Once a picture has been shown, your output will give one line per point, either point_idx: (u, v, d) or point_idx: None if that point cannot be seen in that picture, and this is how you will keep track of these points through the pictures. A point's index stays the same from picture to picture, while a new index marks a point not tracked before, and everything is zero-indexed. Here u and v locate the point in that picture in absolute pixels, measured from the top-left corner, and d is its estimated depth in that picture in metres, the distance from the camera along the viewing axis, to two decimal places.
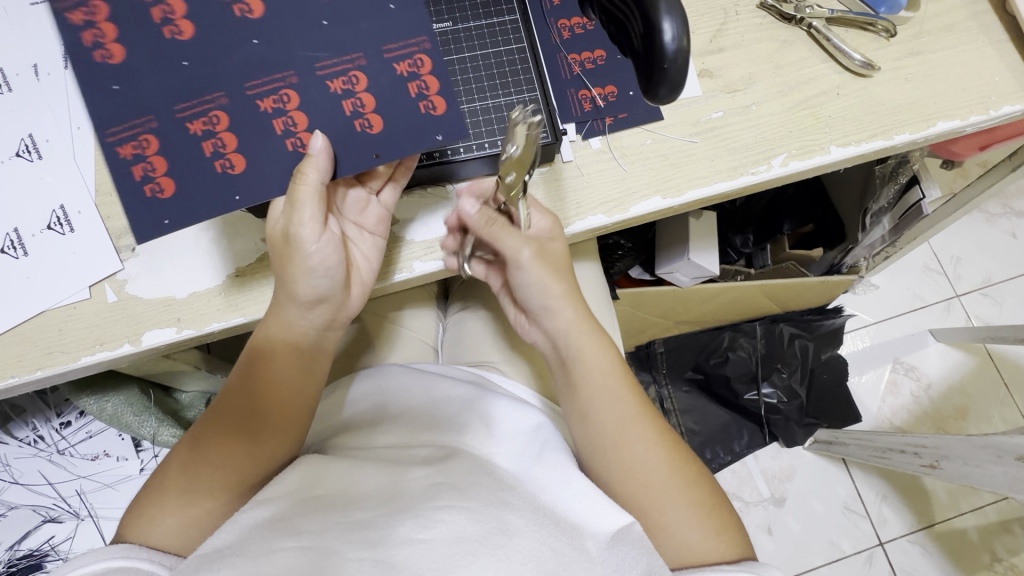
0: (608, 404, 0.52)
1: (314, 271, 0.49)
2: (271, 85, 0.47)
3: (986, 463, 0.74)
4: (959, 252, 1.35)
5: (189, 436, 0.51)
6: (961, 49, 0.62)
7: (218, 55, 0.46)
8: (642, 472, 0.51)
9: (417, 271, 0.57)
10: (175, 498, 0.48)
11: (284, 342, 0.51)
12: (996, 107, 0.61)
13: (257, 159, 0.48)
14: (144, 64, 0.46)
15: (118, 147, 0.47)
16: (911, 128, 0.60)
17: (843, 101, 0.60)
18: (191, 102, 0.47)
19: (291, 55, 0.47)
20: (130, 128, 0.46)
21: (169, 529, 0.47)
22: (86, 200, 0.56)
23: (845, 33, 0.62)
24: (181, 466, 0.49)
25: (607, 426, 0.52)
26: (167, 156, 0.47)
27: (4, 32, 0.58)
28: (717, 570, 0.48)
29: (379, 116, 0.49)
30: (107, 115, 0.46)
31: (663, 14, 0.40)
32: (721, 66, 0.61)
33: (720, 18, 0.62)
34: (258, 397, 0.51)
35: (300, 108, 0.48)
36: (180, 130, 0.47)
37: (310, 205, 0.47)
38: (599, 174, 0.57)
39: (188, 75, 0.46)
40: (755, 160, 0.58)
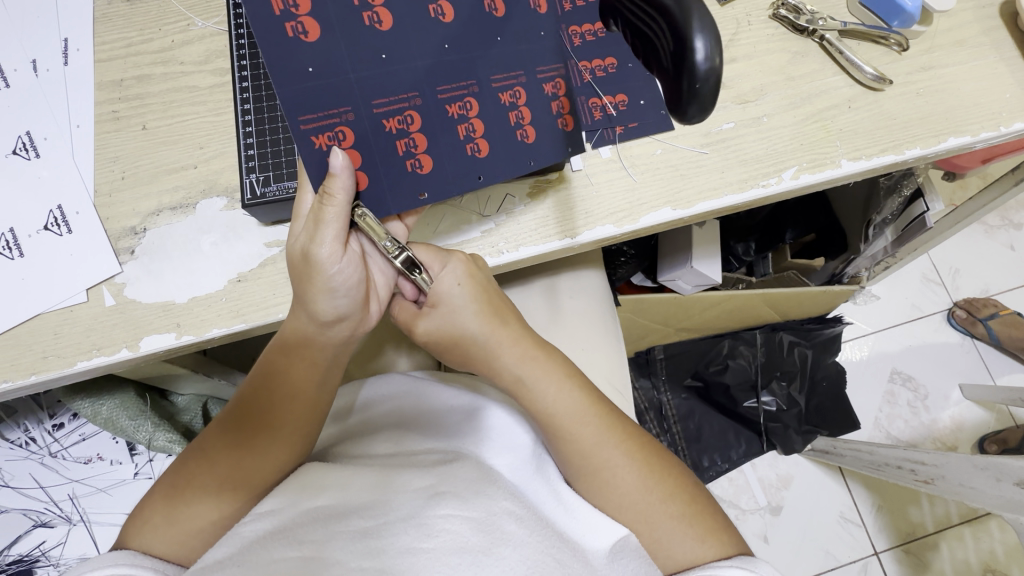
0: (566, 429, 0.51)
1: (336, 291, 0.47)
2: (456, 92, 0.48)
3: (980, 482, 0.74)
4: (957, 264, 1.37)
5: (205, 452, 0.49)
6: (973, 64, 0.62)
7: (415, 54, 0.47)
8: (629, 483, 0.51)
9: None
10: (175, 504, 0.47)
11: (307, 359, 0.50)
12: (1006, 124, 0.60)
13: (443, 163, 0.49)
14: (345, 50, 0.45)
15: (313, 136, 0.45)
16: (922, 143, 0.59)
17: (854, 115, 0.60)
18: (389, 99, 0.47)
19: (474, 63, 0.48)
20: (327, 116, 0.46)
21: (165, 536, 0.46)
22: (85, 200, 0.55)
23: (857, 45, 0.62)
24: (195, 474, 0.48)
25: (590, 435, 0.51)
26: (362, 150, 0.47)
27: (10, 34, 0.59)
28: (710, 569, 0.46)
29: (535, 129, 0.51)
30: (305, 102, 0.45)
31: (695, 31, 0.39)
32: (733, 77, 0.60)
33: (732, 28, 0.62)
34: (277, 412, 0.50)
35: (479, 116, 0.49)
36: (376, 126, 0.47)
37: (334, 226, 0.45)
38: (609, 183, 0.57)
39: (386, 72, 0.46)
40: (765, 172, 0.58)
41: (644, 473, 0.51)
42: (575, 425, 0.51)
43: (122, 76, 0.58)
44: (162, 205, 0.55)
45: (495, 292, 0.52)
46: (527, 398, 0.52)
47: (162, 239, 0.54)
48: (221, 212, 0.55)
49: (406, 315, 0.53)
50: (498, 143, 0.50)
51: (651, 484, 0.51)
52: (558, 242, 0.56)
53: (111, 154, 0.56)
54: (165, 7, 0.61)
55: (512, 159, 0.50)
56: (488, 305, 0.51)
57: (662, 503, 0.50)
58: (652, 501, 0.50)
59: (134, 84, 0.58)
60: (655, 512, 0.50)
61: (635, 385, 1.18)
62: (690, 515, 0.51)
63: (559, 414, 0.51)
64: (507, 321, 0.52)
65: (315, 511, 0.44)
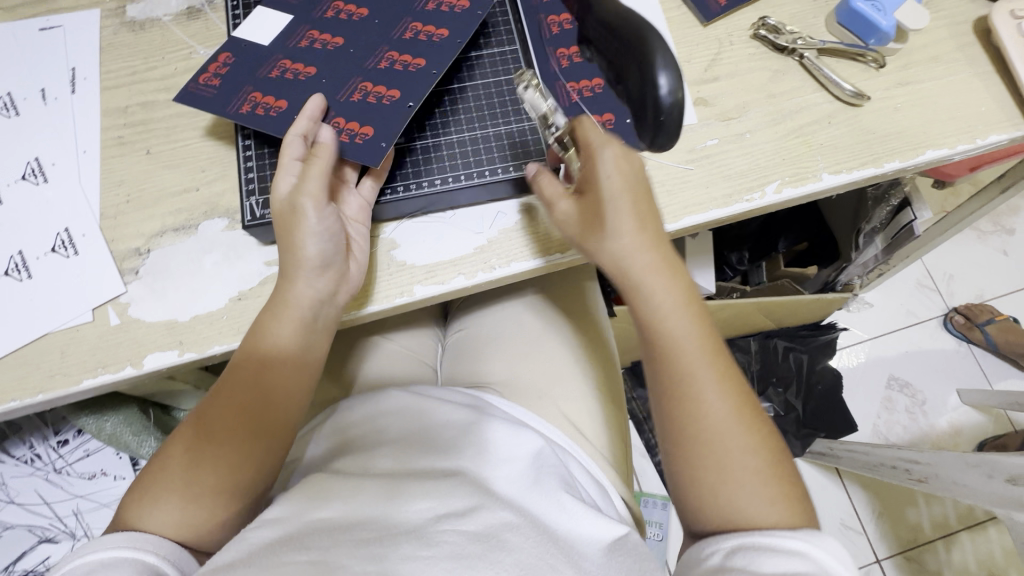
0: (683, 365, 0.47)
1: (316, 238, 0.50)
2: (334, 93, 0.56)
3: (973, 480, 0.75)
4: (950, 270, 1.38)
5: (200, 416, 0.49)
6: (948, 80, 0.64)
7: (283, 73, 0.56)
8: (718, 420, 0.45)
9: (417, 295, 0.56)
10: (175, 478, 0.46)
11: (302, 322, 0.51)
12: (983, 136, 0.62)
13: (367, 121, 0.55)
14: (241, 66, 0.57)
15: (239, 109, 0.55)
16: (901, 156, 0.61)
17: (834, 130, 0.62)
18: (300, 84, 0.56)
19: (376, 36, 0.58)
20: (246, 99, 0.56)
21: (168, 512, 0.45)
22: (91, 223, 0.57)
23: (836, 63, 0.64)
24: (189, 441, 0.48)
25: (701, 372, 0.47)
26: (285, 104, 0.55)
27: (21, 64, 0.62)
28: (771, 535, 0.42)
29: (444, 28, 0.58)
30: (235, 95, 0.56)
31: (659, 69, 0.43)
32: (716, 95, 0.63)
33: (715, 48, 0.64)
34: (270, 378, 0.50)
35: (380, 84, 0.56)
36: (296, 97, 0.56)
37: (318, 178, 0.51)
38: None
39: (293, 83, 0.56)
40: (749, 187, 0.59)
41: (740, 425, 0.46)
42: (679, 336, 0.47)
43: (128, 103, 0.61)
44: (166, 227, 0.57)
45: (642, 197, 0.49)
46: (638, 302, 0.49)
47: (166, 260, 0.56)
48: (222, 232, 0.57)
49: (552, 190, 0.52)
50: (403, 98, 0.55)
51: (739, 433, 0.45)
52: (548, 258, 0.57)
53: (117, 178, 0.58)
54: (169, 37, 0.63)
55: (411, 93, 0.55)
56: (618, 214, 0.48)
57: (747, 450, 0.45)
58: (738, 448, 0.45)
59: (139, 111, 0.60)
60: (736, 459, 0.45)
61: (632, 395, 1.19)
62: (765, 473, 0.45)
63: (676, 340, 0.47)
64: (643, 229, 0.49)
65: (319, 522, 0.45)
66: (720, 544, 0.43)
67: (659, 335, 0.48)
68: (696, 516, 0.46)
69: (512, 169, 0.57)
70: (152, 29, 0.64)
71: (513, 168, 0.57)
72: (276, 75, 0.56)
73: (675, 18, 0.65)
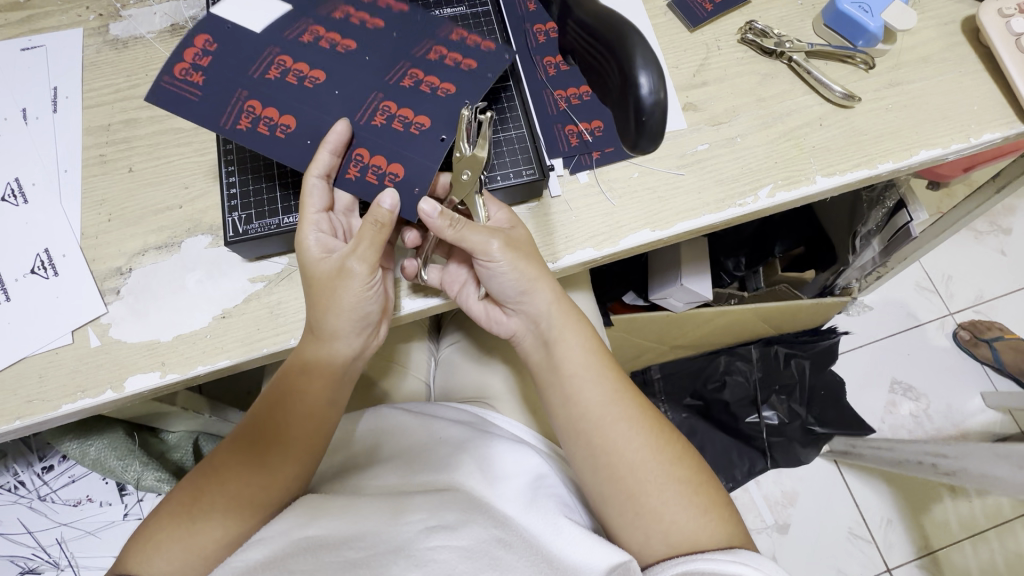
0: (602, 415, 0.51)
1: (363, 303, 0.50)
2: (365, 112, 0.51)
3: (1003, 471, 0.73)
4: (949, 271, 1.37)
5: (216, 468, 0.48)
6: (939, 79, 0.63)
7: (289, 87, 0.51)
8: (637, 450, 0.50)
9: (406, 309, 0.56)
10: (181, 527, 0.46)
11: (327, 375, 0.51)
12: (976, 135, 0.61)
13: (391, 150, 0.51)
14: (230, 69, 0.51)
15: (234, 122, 0.49)
16: (894, 156, 0.60)
17: (826, 132, 0.61)
18: (306, 96, 0.51)
19: (395, 49, 0.53)
20: (234, 106, 0.50)
21: (170, 559, 0.45)
22: (72, 243, 0.56)
23: (826, 65, 0.63)
24: (201, 493, 0.47)
25: (612, 409, 0.51)
26: (295, 117, 0.50)
27: (3, 84, 0.61)
28: (708, 557, 0.44)
29: (473, 57, 0.53)
30: (220, 107, 0.50)
31: (640, 66, 0.43)
32: (705, 100, 0.62)
33: (703, 53, 0.64)
34: (297, 433, 0.50)
35: (402, 106, 0.52)
36: (304, 112, 0.51)
37: (374, 249, 0.49)
38: (587, 208, 0.58)
39: (302, 96, 0.51)
40: (742, 191, 0.58)
41: (655, 445, 0.50)
42: (589, 383, 0.52)
43: (110, 121, 0.60)
44: (148, 245, 0.56)
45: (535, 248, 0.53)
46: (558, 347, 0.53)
47: (147, 278, 0.55)
48: (206, 250, 0.56)
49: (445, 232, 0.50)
50: (430, 122, 0.51)
51: (661, 449, 0.50)
52: None
53: (99, 197, 0.57)
54: (153, 54, 0.63)
55: (439, 116, 0.51)
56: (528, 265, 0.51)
57: (669, 467, 0.49)
58: (656, 467, 0.49)
59: (122, 128, 0.60)
60: (658, 480, 0.49)
61: None
62: (688, 486, 0.49)
63: (586, 388, 0.52)
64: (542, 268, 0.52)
65: (309, 541, 0.43)
66: (666, 571, 0.45)
67: (572, 384, 0.52)
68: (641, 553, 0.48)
69: (498, 179, 0.55)
70: (135, 46, 0.63)
71: (500, 177, 0.55)
72: (276, 78, 0.51)
73: (662, 24, 0.65)
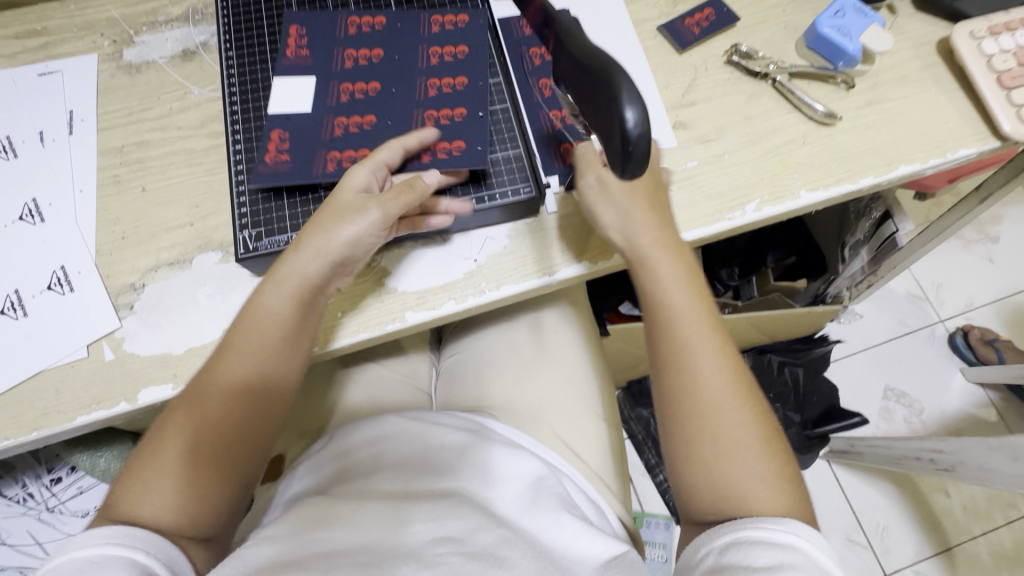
0: (689, 357, 0.51)
1: (343, 227, 0.51)
2: (426, 122, 0.59)
3: (998, 463, 0.74)
4: (938, 278, 1.40)
5: (188, 398, 0.49)
6: (916, 97, 0.66)
7: (358, 132, 0.58)
8: (716, 388, 0.50)
9: (409, 321, 0.56)
10: (166, 461, 0.47)
11: (292, 296, 0.52)
12: (952, 150, 0.64)
13: (458, 140, 0.58)
14: (305, 137, 0.58)
15: (325, 172, 0.56)
16: (875, 171, 0.63)
17: (810, 149, 0.64)
18: (370, 137, 0.58)
19: (408, 66, 0.61)
20: (318, 161, 0.57)
21: (157, 492, 0.46)
22: (87, 260, 0.58)
23: (809, 85, 0.66)
24: (179, 426, 0.48)
25: (693, 334, 0.52)
26: (373, 151, 0.57)
27: (20, 108, 0.64)
28: (759, 526, 0.45)
29: (462, 43, 0.62)
30: (310, 165, 0.57)
31: (624, 101, 0.41)
32: (694, 118, 0.65)
33: (691, 74, 0.67)
34: (263, 340, 0.51)
35: (449, 106, 0.59)
36: (381, 144, 0.58)
37: (367, 166, 0.53)
38: (583, 222, 0.60)
39: (365, 137, 0.58)
40: (730, 206, 0.61)
41: (735, 393, 0.50)
42: (678, 322, 0.53)
43: (123, 143, 0.62)
44: (161, 261, 0.58)
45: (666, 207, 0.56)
46: (645, 277, 0.55)
47: (160, 294, 0.57)
48: (216, 265, 0.58)
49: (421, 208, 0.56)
50: (469, 105, 0.59)
51: (738, 400, 0.50)
52: (537, 279, 0.58)
53: (113, 215, 0.59)
54: (165, 78, 0.66)
55: (473, 100, 0.60)
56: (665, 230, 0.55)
57: (750, 419, 0.50)
58: (739, 418, 0.50)
59: (135, 150, 0.62)
60: (732, 437, 0.49)
61: (630, 416, 1.22)
62: (756, 448, 0.49)
63: (676, 315, 0.53)
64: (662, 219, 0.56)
65: (316, 546, 0.45)
66: (715, 543, 0.46)
67: (662, 317, 0.53)
68: (689, 506, 0.50)
69: (497, 196, 0.58)
70: (148, 71, 0.66)
71: (499, 195, 0.58)
72: (341, 133, 0.58)
73: (652, 47, 0.68)
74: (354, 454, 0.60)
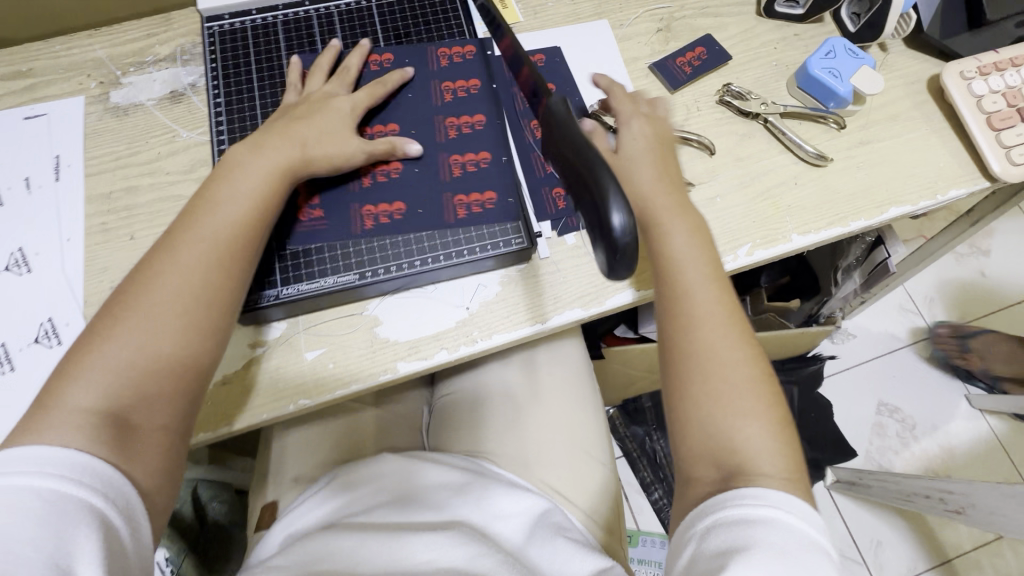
0: (688, 304, 0.52)
1: (311, 119, 0.57)
2: (460, 162, 0.61)
3: (1010, 509, 0.76)
4: (930, 292, 1.41)
5: (126, 291, 0.46)
6: (907, 137, 0.66)
7: (392, 187, 0.60)
8: (723, 351, 0.50)
9: (401, 372, 0.56)
10: (98, 365, 0.43)
11: (252, 202, 0.51)
12: (943, 192, 0.64)
13: (490, 178, 0.61)
14: (338, 198, 0.59)
15: (362, 228, 0.58)
16: (866, 214, 0.63)
17: (801, 191, 0.64)
18: (400, 193, 0.59)
19: (426, 112, 0.63)
20: (357, 219, 0.58)
21: (90, 396, 0.42)
22: (75, 312, 0.57)
23: (799, 125, 0.66)
24: (124, 311, 0.45)
25: (697, 293, 0.52)
26: (407, 201, 0.59)
27: (5, 152, 0.63)
28: (749, 502, 0.43)
29: (473, 79, 0.66)
30: (345, 226, 0.58)
31: (611, 204, 0.37)
32: (686, 160, 0.65)
33: (683, 114, 0.67)
34: (219, 225, 0.49)
35: (475, 148, 0.62)
36: (417, 189, 0.60)
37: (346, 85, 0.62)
38: (575, 268, 0.60)
39: (394, 190, 0.60)
40: (722, 250, 0.61)
41: (741, 352, 0.50)
42: (687, 280, 0.53)
43: (111, 189, 0.62)
44: None
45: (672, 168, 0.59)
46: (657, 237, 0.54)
47: None
48: None
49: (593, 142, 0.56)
50: (493, 140, 0.63)
51: (742, 358, 0.50)
52: (529, 327, 0.58)
53: (101, 264, 0.59)
54: (153, 121, 0.65)
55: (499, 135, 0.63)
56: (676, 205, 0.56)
57: (752, 379, 0.49)
58: (742, 377, 0.49)
59: (123, 196, 0.61)
60: (735, 389, 0.49)
61: (626, 433, 1.23)
62: (747, 385, 0.49)
63: (683, 272, 0.53)
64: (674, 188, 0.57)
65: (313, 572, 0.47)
66: (694, 527, 0.44)
67: (670, 273, 0.53)
68: (683, 443, 0.49)
69: (489, 246, 0.58)
70: (136, 114, 0.65)
71: (491, 245, 0.58)
72: (374, 186, 0.59)
73: (643, 86, 0.68)
74: (351, 485, 0.60)
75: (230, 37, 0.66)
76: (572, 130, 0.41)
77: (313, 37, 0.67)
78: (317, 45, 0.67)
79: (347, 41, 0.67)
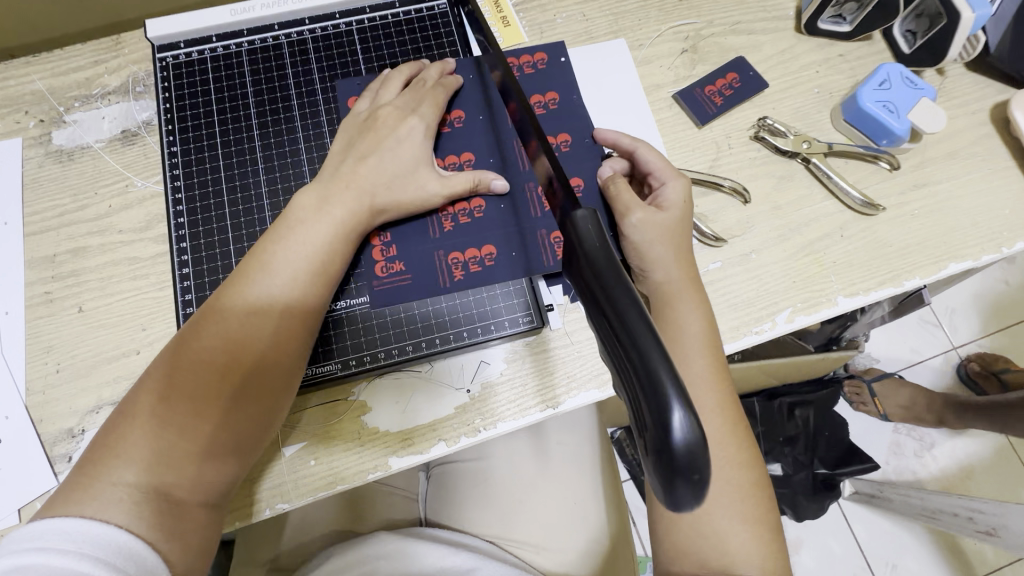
0: (689, 385, 0.44)
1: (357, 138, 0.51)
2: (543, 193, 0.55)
3: None
4: (955, 305, 1.34)
5: (174, 355, 0.42)
6: (967, 179, 0.58)
7: (469, 229, 0.53)
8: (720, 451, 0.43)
9: (393, 469, 0.49)
10: (141, 437, 0.40)
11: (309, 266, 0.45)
12: (1009, 244, 0.56)
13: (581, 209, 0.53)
14: (416, 244, 0.52)
15: (445, 277, 0.52)
16: (921, 271, 0.55)
17: (847, 244, 0.56)
18: (482, 235, 0.53)
19: (496, 137, 0.56)
20: (440, 267, 0.52)
21: (127, 472, 0.39)
22: (15, 402, 0.50)
23: (846, 164, 0.58)
24: (170, 386, 0.41)
25: (702, 384, 0.44)
26: (495, 244, 0.53)
27: None
28: None
29: (550, 91, 0.58)
30: (426, 274, 0.52)
31: (667, 404, 0.22)
32: (717, 208, 0.56)
33: (712, 153, 0.58)
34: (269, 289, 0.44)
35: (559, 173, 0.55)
36: (494, 228, 0.53)
37: (395, 87, 0.55)
38: (591, 341, 0.53)
39: (469, 233, 0.53)
40: (758, 317, 0.53)
41: (738, 456, 0.44)
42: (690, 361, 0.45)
43: (56, 251, 0.54)
44: (103, 400, 0.50)
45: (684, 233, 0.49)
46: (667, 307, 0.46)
47: None
48: None
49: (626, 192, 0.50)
50: (577, 162, 0.55)
51: (739, 461, 0.44)
52: (539, 413, 0.51)
53: (45, 343, 0.51)
54: (102, 167, 0.56)
55: (584, 156, 0.55)
56: (683, 262, 0.48)
57: (745, 485, 0.43)
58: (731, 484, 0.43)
59: (69, 260, 0.53)
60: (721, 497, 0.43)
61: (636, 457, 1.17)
62: (745, 489, 0.43)
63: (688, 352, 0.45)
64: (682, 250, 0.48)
65: None
66: None
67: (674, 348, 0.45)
68: (667, 536, 0.43)
69: (492, 327, 0.52)
70: (82, 159, 0.56)
71: (494, 324, 0.52)
72: (452, 228, 0.53)
73: (666, 119, 0.59)
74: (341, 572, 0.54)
75: (189, 71, 0.59)
76: (597, 262, 0.26)
77: (284, 68, 0.59)
78: (289, 77, 0.59)
79: (325, 73, 0.59)
